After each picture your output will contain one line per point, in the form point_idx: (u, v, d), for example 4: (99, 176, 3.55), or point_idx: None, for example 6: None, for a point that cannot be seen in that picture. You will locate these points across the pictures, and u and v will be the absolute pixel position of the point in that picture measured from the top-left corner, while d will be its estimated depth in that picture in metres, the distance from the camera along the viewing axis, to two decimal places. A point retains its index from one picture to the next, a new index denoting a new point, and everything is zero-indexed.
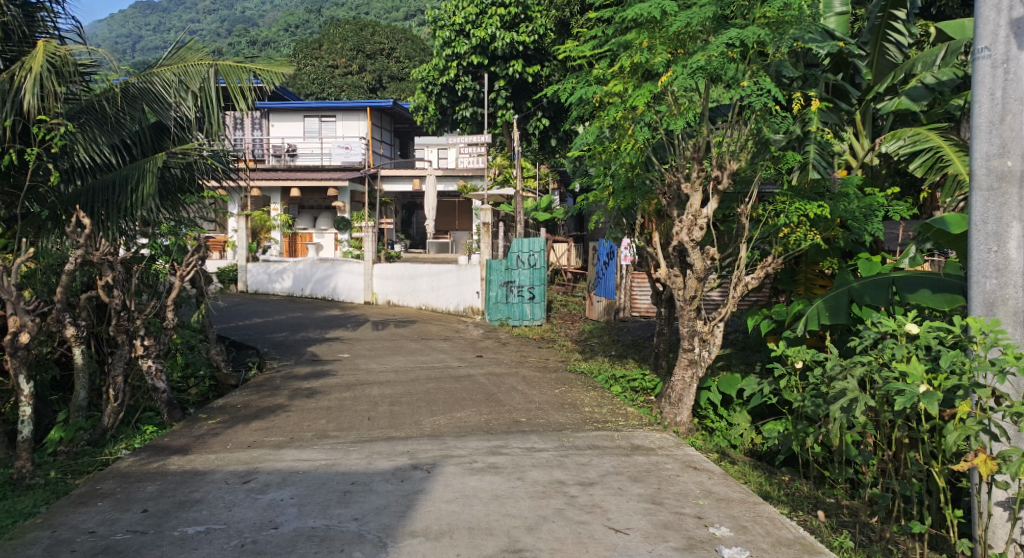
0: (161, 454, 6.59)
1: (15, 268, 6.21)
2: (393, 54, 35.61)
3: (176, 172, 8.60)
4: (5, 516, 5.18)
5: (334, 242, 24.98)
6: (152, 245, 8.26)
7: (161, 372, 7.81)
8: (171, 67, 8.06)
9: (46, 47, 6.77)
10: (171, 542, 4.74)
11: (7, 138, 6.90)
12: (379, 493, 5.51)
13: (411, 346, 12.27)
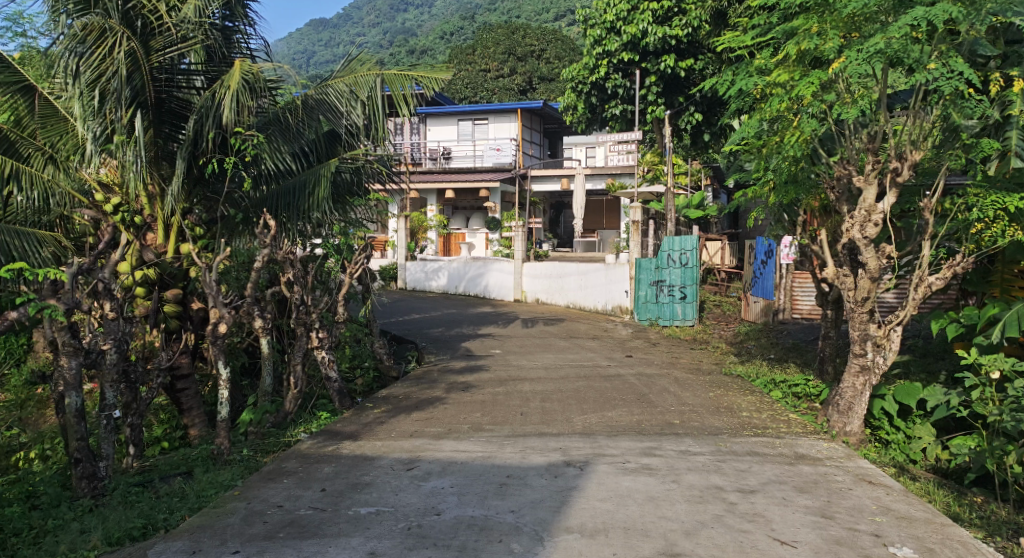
0: (334, 439, 7.10)
1: (215, 266, 6.94)
2: (544, 55, 36.03)
3: (346, 176, 9.14)
4: (208, 487, 5.79)
5: (485, 242, 25.73)
6: (325, 246, 9.11)
7: (333, 362, 8.37)
8: (343, 78, 8.53)
9: (242, 66, 7.42)
10: (346, 520, 5.12)
11: (209, 148, 7.74)
12: (534, 487, 5.65)
13: (561, 343, 12.43)
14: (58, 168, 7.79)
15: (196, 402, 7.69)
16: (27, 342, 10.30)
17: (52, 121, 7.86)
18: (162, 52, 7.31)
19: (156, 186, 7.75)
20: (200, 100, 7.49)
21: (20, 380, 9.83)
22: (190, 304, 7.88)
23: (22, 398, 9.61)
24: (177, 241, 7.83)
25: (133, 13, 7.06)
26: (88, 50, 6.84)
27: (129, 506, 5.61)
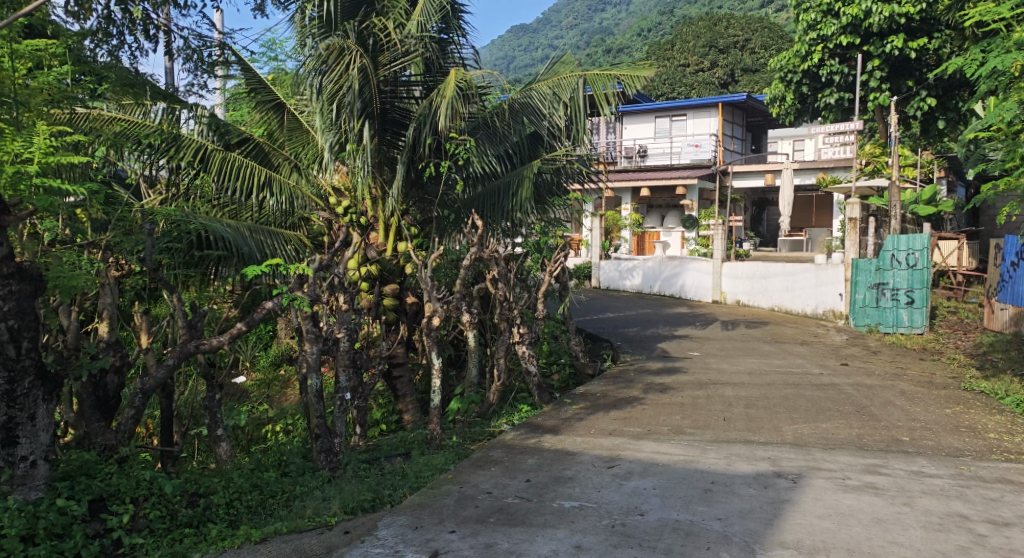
0: (536, 432, 7.26)
1: (429, 262, 7.37)
2: (749, 46, 34.46)
3: (548, 177, 9.09)
4: (424, 470, 6.16)
5: (682, 241, 25.17)
6: (525, 245, 9.15)
7: (532, 357, 8.46)
8: (547, 81, 8.76)
9: (457, 74, 7.78)
10: (552, 512, 5.21)
11: (426, 153, 8.22)
12: (742, 496, 5.42)
13: (766, 348, 11.84)
14: (301, 175, 8.66)
15: (409, 390, 8.22)
16: (267, 329, 11.56)
17: (298, 133, 8.84)
18: (387, 66, 7.92)
19: (379, 190, 8.35)
20: (421, 108, 7.97)
21: (266, 361, 11.03)
22: (406, 298, 8.43)
23: (266, 378, 10.77)
24: (396, 240, 8.41)
25: (366, 33, 7.78)
26: (329, 67, 7.61)
27: (360, 479, 6.17)
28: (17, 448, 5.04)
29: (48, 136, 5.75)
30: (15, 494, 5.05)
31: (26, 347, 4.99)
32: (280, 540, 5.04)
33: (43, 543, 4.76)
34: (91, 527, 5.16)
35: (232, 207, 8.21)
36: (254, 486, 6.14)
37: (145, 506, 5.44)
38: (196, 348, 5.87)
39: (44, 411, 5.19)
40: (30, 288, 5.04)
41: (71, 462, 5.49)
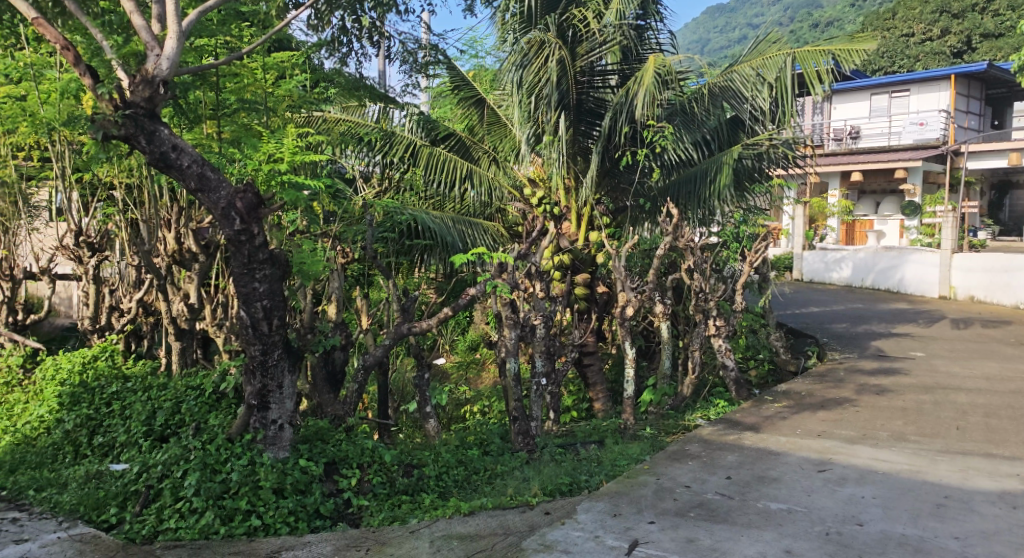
0: (736, 428, 7.00)
1: (623, 251, 7.35)
2: (988, 9, 30.67)
3: (748, 162, 8.63)
4: (622, 460, 6.16)
5: (899, 230, 23.15)
6: (721, 233, 8.71)
7: (730, 352, 8.09)
8: (752, 61, 8.31)
9: (655, 60, 7.67)
10: (757, 512, 5.00)
11: (622, 142, 8.17)
12: (982, 515, 4.89)
13: (1007, 351, 10.54)
14: (498, 167, 8.91)
15: (599, 378, 8.26)
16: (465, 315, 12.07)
17: (496, 127, 9.06)
18: (585, 56, 7.93)
19: (572, 179, 8.34)
20: (616, 97, 7.93)
21: (463, 345, 11.54)
22: (597, 288, 8.42)
23: (464, 360, 11.22)
24: (588, 230, 8.36)
25: (566, 24, 7.87)
26: (530, 61, 7.72)
27: (557, 463, 6.33)
28: (270, 411, 5.71)
29: (295, 140, 6.66)
30: (267, 451, 5.69)
31: (277, 324, 5.56)
32: (487, 514, 5.29)
33: (291, 496, 5.39)
34: (326, 486, 5.75)
35: (436, 199, 8.67)
36: (459, 461, 6.47)
37: (369, 472, 5.94)
38: (408, 330, 6.36)
39: (290, 381, 5.75)
40: (280, 272, 5.59)
41: (308, 427, 6.17)
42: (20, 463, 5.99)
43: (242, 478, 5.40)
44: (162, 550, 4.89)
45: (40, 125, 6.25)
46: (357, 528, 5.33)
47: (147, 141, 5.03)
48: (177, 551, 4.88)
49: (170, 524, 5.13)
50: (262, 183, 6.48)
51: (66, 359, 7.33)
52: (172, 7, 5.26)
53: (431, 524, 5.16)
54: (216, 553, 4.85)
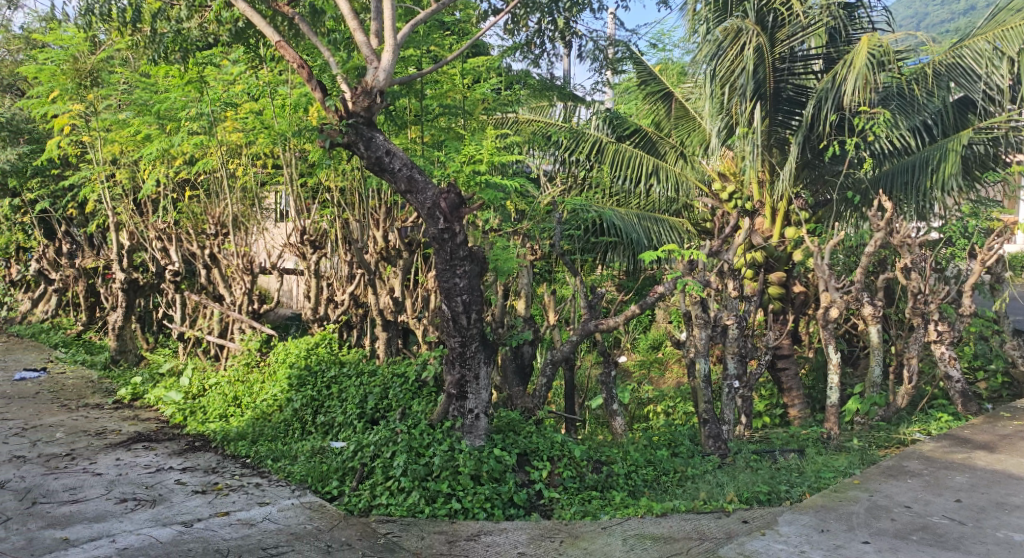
0: (964, 446, 6.27)
1: (827, 249, 6.88)
2: None
3: (980, 148, 7.86)
4: (828, 472, 5.79)
5: None
6: (944, 228, 7.85)
7: (954, 360, 7.31)
8: (987, 34, 7.30)
9: (869, 40, 7.02)
10: (996, 542, 4.46)
11: (827, 131, 7.59)
12: None
13: None
14: (686, 162, 8.65)
15: (796, 383, 7.78)
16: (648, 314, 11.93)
17: (685, 121, 8.83)
18: (787, 42, 7.48)
19: (767, 173, 7.92)
20: (821, 84, 7.36)
21: (646, 343, 11.39)
22: (792, 286, 7.87)
23: (647, 358, 11.08)
24: (784, 225, 7.90)
25: (767, 9, 7.44)
26: (724, 52, 7.43)
27: (753, 471, 6.05)
28: (467, 401, 6.00)
29: (492, 141, 6.90)
30: (465, 439, 5.96)
31: (474, 318, 5.85)
32: (680, 516, 5.22)
33: (488, 484, 5.64)
34: (518, 476, 5.90)
35: (621, 195, 8.64)
36: (647, 461, 6.43)
37: (559, 465, 6.03)
38: (595, 327, 6.37)
39: (485, 373, 6.04)
40: (478, 268, 5.86)
41: (501, 419, 6.41)
42: (258, 435, 6.66)
43: (443, 463, 5.70)
44: (376, 523, 5.23)
45: (274, 136, 6.85)
46: (550, 519, 5.43)
47: (366, 147, 5.50)
48: (389, 525, 5.20)
49: (382, 500, 5.49)
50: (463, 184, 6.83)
51: (293, 344, 7.82)
52: (389, 22, 5.75)
53: (623, 522, 5.19)
54: (423, 531, 5.13)
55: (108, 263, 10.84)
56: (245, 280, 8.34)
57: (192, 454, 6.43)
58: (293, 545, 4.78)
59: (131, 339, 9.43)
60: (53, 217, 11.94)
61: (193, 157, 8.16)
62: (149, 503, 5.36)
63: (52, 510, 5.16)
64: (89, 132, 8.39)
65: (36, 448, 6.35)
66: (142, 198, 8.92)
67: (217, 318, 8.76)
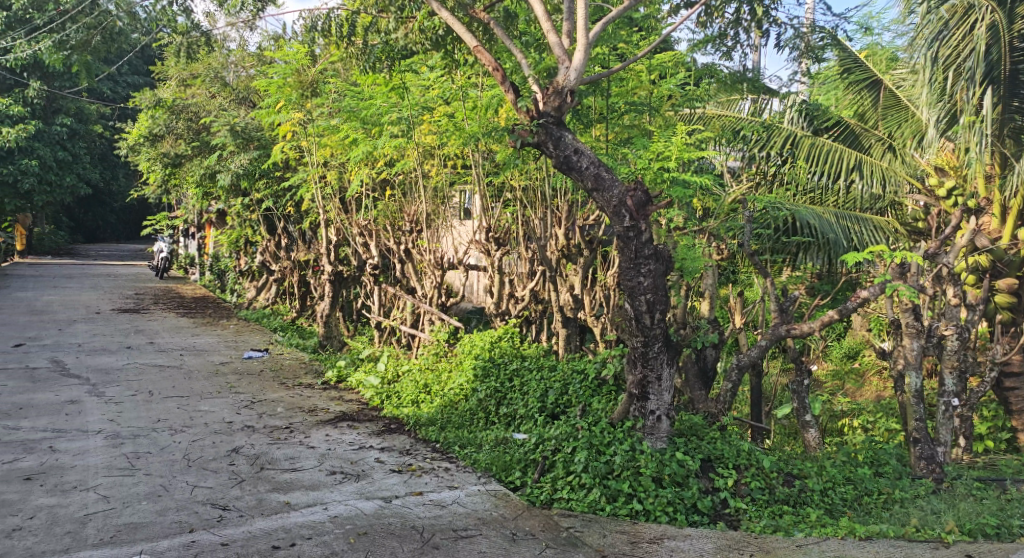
0: None
1: None
2: None
3: None
4: None
5: None
6: None
7: None
8: None
9: None
10: None
11: None
12: None
13: None
14: (895, 155, 8.21)
15: None
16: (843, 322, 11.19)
17: (895, 110, 8.35)
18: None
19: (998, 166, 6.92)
20: None
21: (841, 352, 10.65)
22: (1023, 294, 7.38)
23: (842, 369, 10.35)
24: (1015, 226, 7.14)
25: None
26: (949, 32, 6.74)
27: (975, 499, 5.44)
28: (648, 402, 5.87)
29: (683, 137, 6.67)
30: (646, 440, 5.86)
31: (658, 317, 5.67)
32: (889, 543, 4.79)
33: (670, 487, 5.50)
34: (702, 482, 5.69)
35: (816, 192, 8.41)
36: (847, 479, 5.98)
37: (746, 474, 5.77)
38: (786, 332, 6.01)
39: (668, 374, 5.88)
40: (665, 267, 5.68)
41: (682, 422, 6.26)
42: (446, 422, 6.97)
43: (624, 463, 5.63)
44: (559, 517, 5.21)
45: (464, 137, 7.25)
46: (737, 530, 5.21)
47: (555, 147, 5.55)
48: (572, 520, 5.17)
49: (563, 494, 5.48)
50: (651, 182, 6.66)
51: (478, 337, 8.13)
52: (581, 21, 5.66)
53: (820, 542, 4.86)
54: (605, 528, 5.08)
55: (318, 256, 11.97)
56: (435, 274, 8.88)
57: (389, 435, 6.84)
58: (481, 529, 4.89)
59: (337, 326, 10.39)
60: (276, 215, 13.35)
61: (393, 158, 8.68)
62: (354, 477, 5.71)
63: (276, 475, 5.65)
64: (307, 137, 9.37)
65: (262, 420, 7.14)
66: (348, 197, 9.75)
67: (409, 309, 9.33)
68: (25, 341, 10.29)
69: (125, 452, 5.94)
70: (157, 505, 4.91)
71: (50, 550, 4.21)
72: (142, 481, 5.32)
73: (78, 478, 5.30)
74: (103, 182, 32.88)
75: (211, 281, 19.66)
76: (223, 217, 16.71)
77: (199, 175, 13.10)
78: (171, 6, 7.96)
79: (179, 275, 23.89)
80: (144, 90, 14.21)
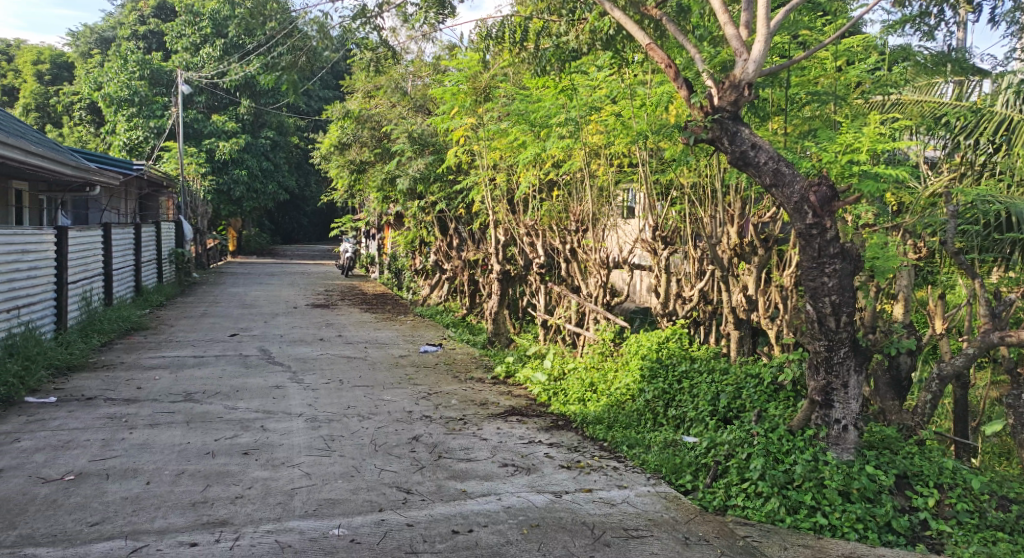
0: None
1: None
2: None
3: None
4: None
5: None
6: None
7: None
8: None
9: None
10: None
11: None
12: None
13: None
14: None
15: None
16: None
17: None
18: None
19: None
20: None
21: None
22: None
23: None
24: None
25: None
26: None
27: None
28: (833, 410, 5.47)
29: (876, 126, 6.15)
30: (830, 451, 5.47)
31: (845, 320, 5.25)
32: None
33: (859, 502, 5.10)
34: (896, 500, 5.22)
35: None
36: None
37: (950, 494, 5.21)
38: (1000, 339, 5.41)
39: (856, 381, 5.43)
40: (852, 266, 5.26)
41: (872, 433, 5.79)
42: (614, 421, 6.95)
43: (806, 473, 5.29)
44: (734, 524, 5.02)
45: (632, 136, 7.13)
46: (939, 554, 4.76)
47: (730, 142, 5.29)
48: (749, 529, 4.96)
49: (738, 501, 5.26)
50: (837, 175, 6.22)
51: (645, 337, 8.01)
52: (762, 10, 5.38)
53: None
54: (786, 541, 4.81)
55: (487, 255, 12.40)
56: (601, 273, 8.90)
57: (557, 431, 6.95)
58: (653, 530, 4.83)
59: (505, 323, 10.75)
60: (448, 216, 13.98)
61: (561, 157, 8.76)
62: (525, 470, 5.86)
63: (453, 464, 5.93)
64: (478, 142, 9.69)
65: (439, 411, 7.53)
66: (517, 197, 10.05)
67: (576, 308, 9.41)
68: (238, 331, 11.48)
69: (322, 434, 6.48)
70: (350, 484, 5.31)
71: (266, 516, 4.65)
72: (337, 461, 5.79)
73: (285, 455, 5.85)
74: (300, 188, 36.01)
75: (389, 278, 20.95)
76: (401, 218, 17.79)
77: (380, 179, 14.13)
78: (366, 26, 8.58)
79: (363, 273, 25.73)
80: (336, 103, 15.46)
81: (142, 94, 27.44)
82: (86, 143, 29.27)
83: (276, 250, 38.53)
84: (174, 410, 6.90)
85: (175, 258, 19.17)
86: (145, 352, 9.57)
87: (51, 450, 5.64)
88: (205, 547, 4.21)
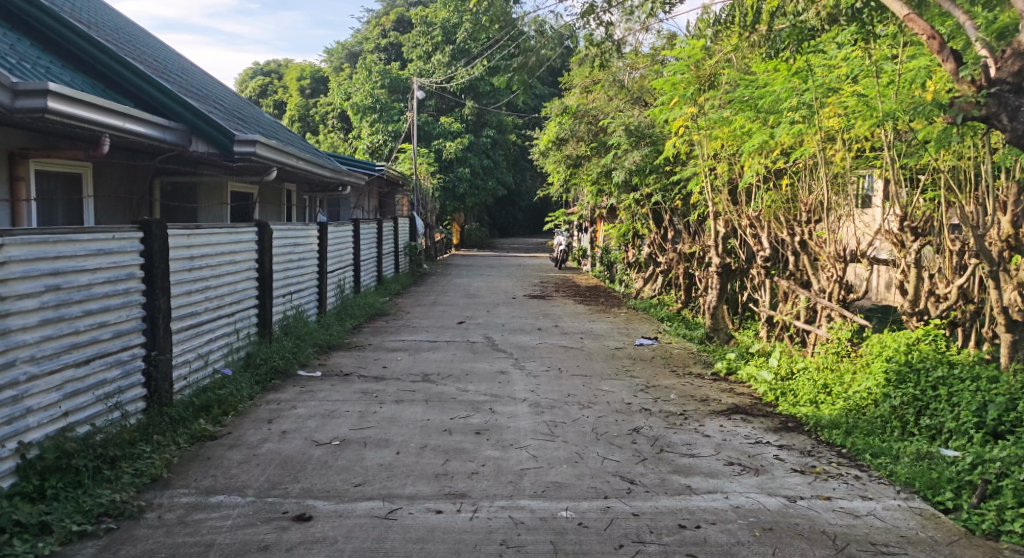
0: None
1: None
2: None
3: None
4: None
5: None
6: None
7: None
8: None
9: None
10: None
11: None
12: None
13: None
14: None
15: None
16: None
17: None
18: None
19: None
20: None
21: None
22: None
23: None
24: None
25: None
26: None
27: None
28: None
29: None
30: None
31: None
32: None
33: None
34: None
35: None
36: None
37: None
38: None
39: None
40: None
41: None
42: (853, 427, 6.46)
43: None
44: (1011, 553, 4.43)
45: (878, 117, 6.55)
46: None
47: (1010, 118, 4.61)
48: None
49: (1015, 527, 4.61)
50: None
51: (890, 338, 7.36)
52: None
53: None
54: None
55: (705, 249, 12.07)
56: (836, 268, 8.22)
57: (788, 433, 6.61)
58: (906, 549, 4.43)
59: (725, 318, 10.40)
60: (664, 208, 13.77)
61: (795, 143, 8.24)
62: (754, 471, 5.64)
63: (675, 458, 5.86)
64: (699, 131, 9.36)
65: (658, 404, 7.46)
66: (740, 188, 9.66)
67: (807, 305, 8.83)
68: (464, 319, 12.15)
69: (546, 420, 6.69)
70: (576, 470, 5.42)
71: (500, 493, 4.89)
72: (562, 446, 5.95)
73: (513, 437, 6.11)
74: (517, 183, 37.26)
75: (602, 271, 21.07)
76: (614, 211, 17.84)
77: (596, 173, 14.26)
78: (592, 23, 8.69)
79: (575, 265, 26.10)
80: (554, 99, 15.84)
81: (383, 101, 29.88)
82: (336, 147, 32.44)
83: (493, 244, 40.29)
84: (414, 388, 7.47)
85: (410, 251, 20.70)
86: (387, 335, 10.44)
87: (320, 418, 6.33)
88: (449, 515, 4.52)
